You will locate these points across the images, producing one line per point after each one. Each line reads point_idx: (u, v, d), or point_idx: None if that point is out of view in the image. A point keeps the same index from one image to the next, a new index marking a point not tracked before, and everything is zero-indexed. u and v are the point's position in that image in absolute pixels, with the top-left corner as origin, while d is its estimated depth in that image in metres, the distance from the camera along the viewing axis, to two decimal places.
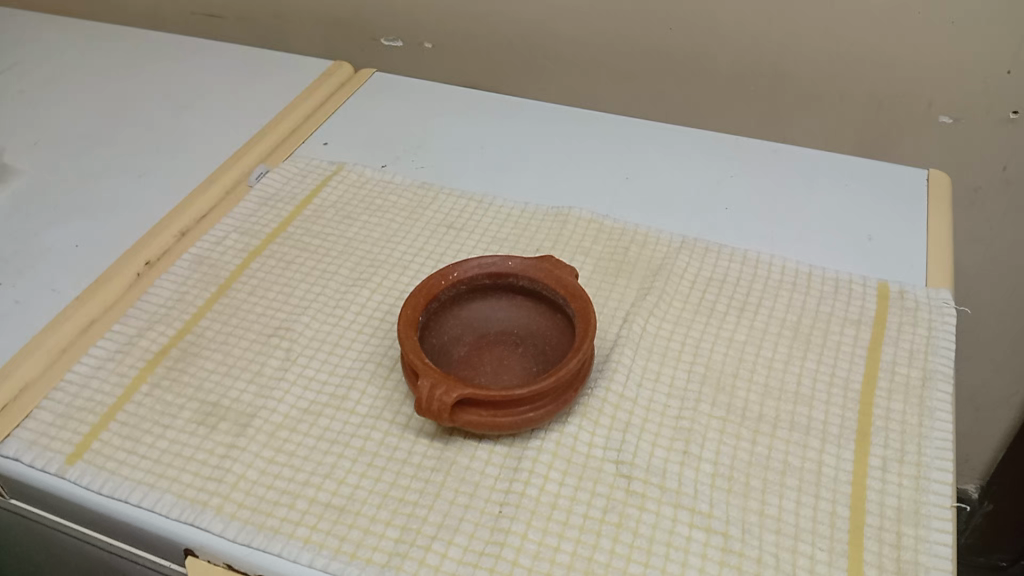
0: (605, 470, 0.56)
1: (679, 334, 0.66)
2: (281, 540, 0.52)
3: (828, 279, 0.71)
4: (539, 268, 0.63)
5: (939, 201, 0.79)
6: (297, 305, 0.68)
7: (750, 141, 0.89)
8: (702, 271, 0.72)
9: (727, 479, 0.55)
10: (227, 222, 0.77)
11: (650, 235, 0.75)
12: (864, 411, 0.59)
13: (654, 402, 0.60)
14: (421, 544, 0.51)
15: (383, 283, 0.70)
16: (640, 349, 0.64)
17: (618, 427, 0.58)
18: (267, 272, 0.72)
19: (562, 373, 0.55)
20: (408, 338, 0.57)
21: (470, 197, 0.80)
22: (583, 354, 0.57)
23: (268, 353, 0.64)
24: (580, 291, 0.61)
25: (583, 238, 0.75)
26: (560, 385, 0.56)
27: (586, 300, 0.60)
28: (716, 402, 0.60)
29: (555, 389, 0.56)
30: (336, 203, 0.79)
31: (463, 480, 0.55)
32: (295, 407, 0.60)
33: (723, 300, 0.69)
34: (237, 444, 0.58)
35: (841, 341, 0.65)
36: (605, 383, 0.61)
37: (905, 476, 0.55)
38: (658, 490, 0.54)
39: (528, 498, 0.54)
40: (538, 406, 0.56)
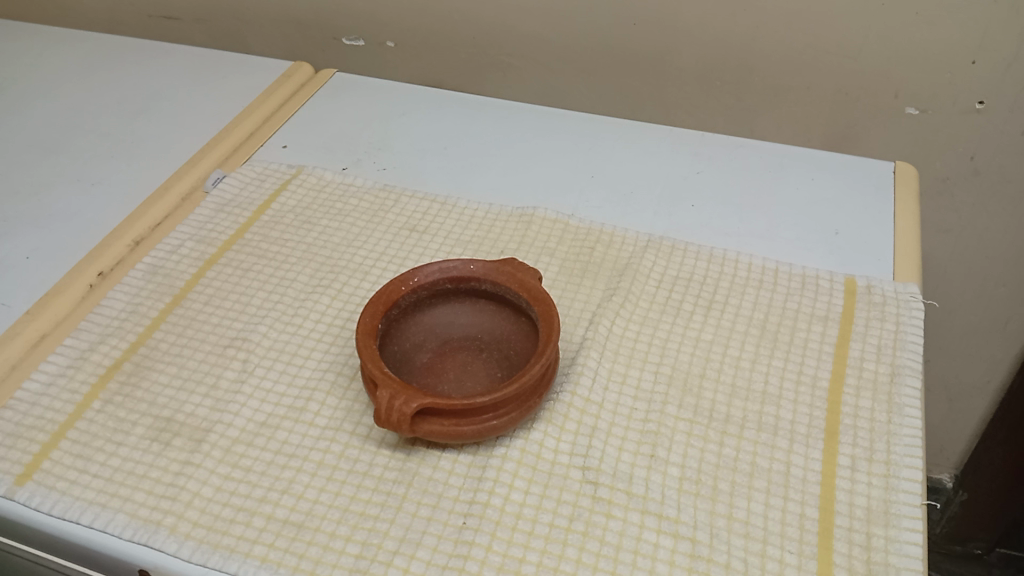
0: (571, 477, 0.54)
1: (646, 334, 0.65)
2: (236, 559, 0.50)
3: (795, 275, 0.70)
4: (501, 271, 0.61)
5: (906, 194, 0.78)
6: (255, 315, 0.67)
7: (716, 137, 0.88)
8: (669, 269, 0.71)
9: (694, 483, 0.54)
10: (183, 229, 0.75)
11: (616, 235, 0.74)
12: (832, 409, 0.59)
13: (620, 406, 0.59)
14: (383, 559, 0.50)
15: (344, 289, 0.69)
16: (606, 350, 0.63)
17: (584, 432, 0.57)
18: (223, 280, 0.70)
19: (526, 380, 0.54)
20: (366, 347, 0.55)
21: (434, 198, 0.78)
22: (547, 359, 0.55)
23: (224, 365, 0.63)
24: (543, 294, 0.59)
25: (549, 239, 0.74)
26: (524, 392, 0.55)
27: (551, 304, 0.59)
28: (683, 404, 0.59)
29: (518, 396, 0.55)
30: (296, 207, 0.77)
31: (426, 491, 0.54)
32: (252, 421, 0.59)
33: (689, 299, 0.68)
34: (192, 460, 0.56)
35: (808, 338, 0.64)
36: (570, 387, 0.60)
37: (874, 475, 0.54)
38: (625, 496, 0.53)
39: (492, 508, 0.52)
40: (501, 414, 0.54)
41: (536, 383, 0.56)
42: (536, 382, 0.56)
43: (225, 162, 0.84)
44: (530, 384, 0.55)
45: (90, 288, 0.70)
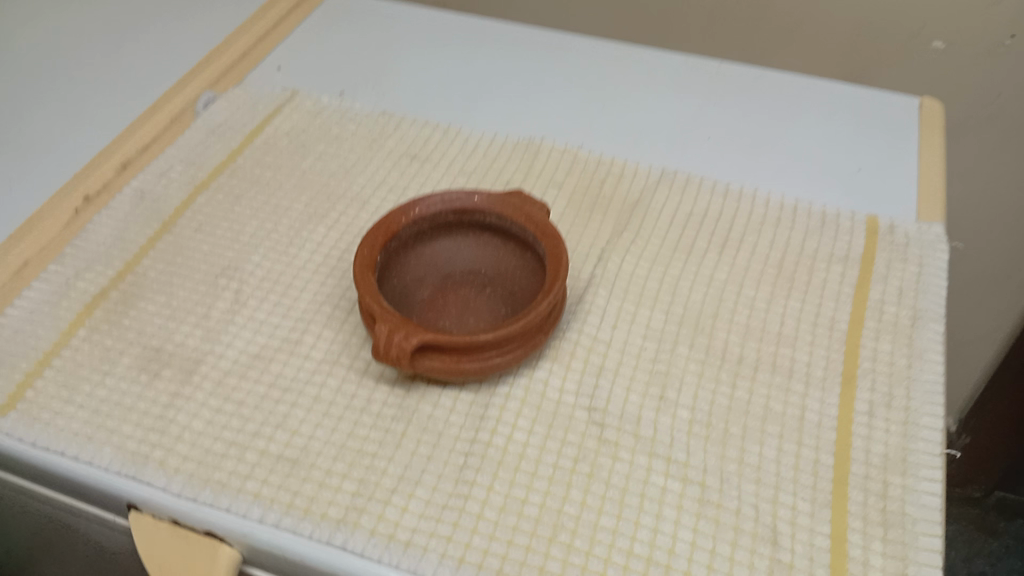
0: (576, 417, 0.52)
1: (657, 272, 0.62)
2: (228, 495, 0.48)
3: (814, 213, 0.67)
4: (507, 204, 0.58)
5: (931, 131, 0.75)
6: (248, 244, 0.63)
7: (733, 68, 0.84)
8: (682, 206, 0.68)
9: (704, 426, 0.52)
10: (172, 154, 0.72)
11: (627, 169, 0.71)
12: (850, 352, 0.56)
13: (629, 345, 0.57)
14: (380, 498, 0.48)
15: (341, 219, 0.65)
16: (615, 289, 0.60)
17: (591, 371, 0.55)
18: (215, 208, 0.67)
19: (532, 319, 0.51)
20: (365, 280, 0.52)
21: (436, 126, 0.75)
22: (554, 297, 0.52)
23: (216, 295, 0.60)
24: (552, 229, 0.56)
25: (557, 172, 0.70)
26: (529, 331, 0.52)
27: (560, 239, 0.56)
28: (695, 345, 0.57)
29: (524, 335, 0.52)
30: (291, 132, 0.74)
31: (426, 429, 0.51)
32: (245, 354, 0.56)
33: (703, 236, 0.65)
34: (181, 393, 0.54)
35: (826, 279, 0.62)
36: (577, 326, 0.57)
37: (892, 422, 0.52)
38: (633, 438, 0.51)
39: (494, 447, 0.50)
40: (505, 353, 0.52)
41: (543, 321, 0.53)
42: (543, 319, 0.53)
43: (217, 83, 0.79)
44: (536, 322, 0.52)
45: (76, 213, 0.67)
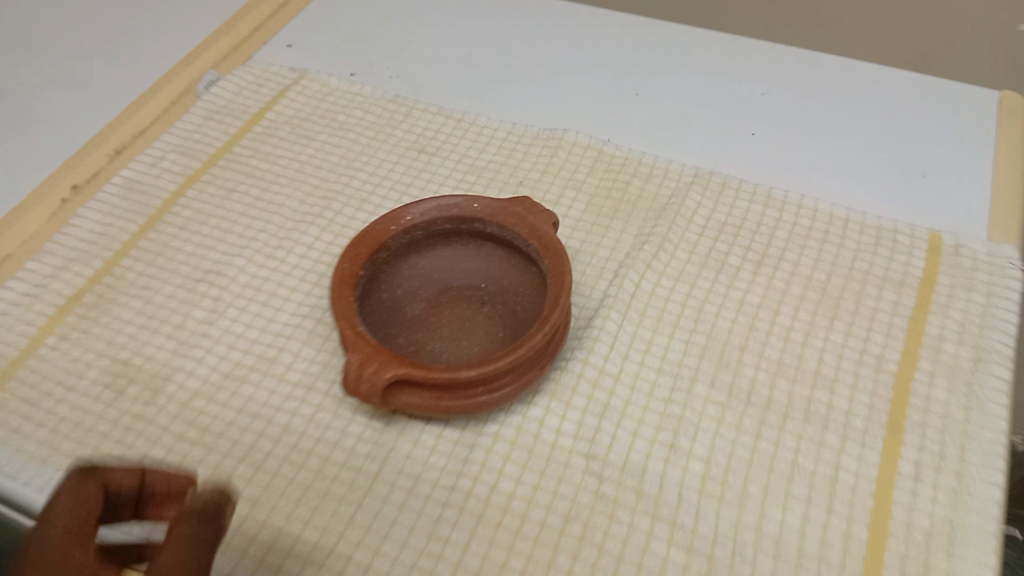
0: (572, 466, 0.46)
1: (680, 293, 0.55)
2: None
3: (868, 227, 0.58)
4: (509, 213, 0.51)
5: (1014, 131, 0.65)
6: (234, 244, 0.59)
7: (789, 51, 0.75)
8: (715, 214, 0.60)
9: (718, 484, 0.45)
10: (167, 140, 0.67)
11: (657, 169, 0.63)
12: (898, 399, 0.48)
13: (640, 381, 0.50)
14: (343, 551, 0.43)
15: (335, 219, 0.60)
16: (630, 312, 0.53)
17: (593, 411, 0.48)
18: (206, 201, 0.62)
19: (523, 352, 0.45)
20: (341, 299, 0.47)
21: (450, 113, 0.68)
22: (552, 326, 0.46)
23: (194, 303, 0.55)
24: (557, 244, 0.49)
25: (577, 170, 0.63)
26: (520, 365, 0.46)
27: (564, 257, 0.48)
28: (716, 383, 0.50)
29: (514, 369, 0.46)
30: (293, 118, 0.68)
31: (402, 472, 0.46)
32: (217, 371, 0.51)
33: (737, 251, 0.57)
34: (145, 415, 0.50)
35: (877, 307, 0.53)
36: (583, 355, 0.51)
37: (942, 488, 0.45)
38: (634, 495, 0.45)
39: (476, 498, 0.45)
40: (493, 389, 0.46)
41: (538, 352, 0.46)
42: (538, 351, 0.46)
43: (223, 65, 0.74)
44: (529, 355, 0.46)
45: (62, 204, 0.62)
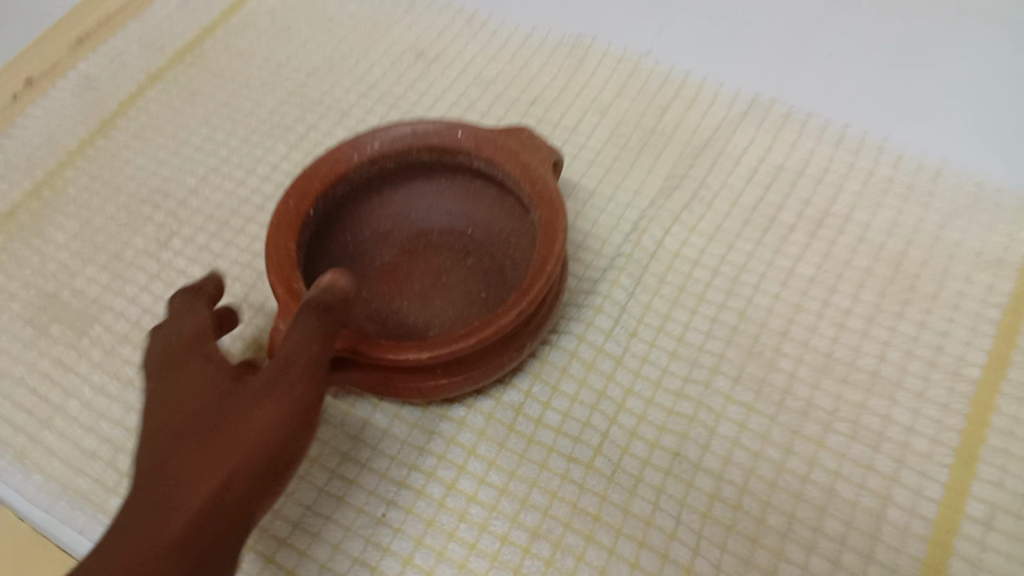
0: (549, 469, 0.37)
1: (711, 256, 0.44)
2: (86, 512, 0.38)
3: (962, 186, 0.46)
4: (500, 148, 0.40)
5: None
6: (189, 160, 0.50)
7: None
8: (769, 154, 0.48)
9: (730, 509, 0.36)
10: (133, 30, 0.57)
11: (703, 94, 0.52)
12: (975, 417, 0.38)
13: (647, 366, 0.40)
14: (261, 553, 0.36)
15: (309, 136, 0.51)
16: (647, 276, 0.43)
17: (584, 401, 0.39)
18: (167, 106, 0.53)
19: (492, 335, 0.35)
20: (277, 248, 0.38)
21: (459, 10, 0.57)
22: (532, 302, 0.36)
23: (134, 228, 0.47)
24: (554, 192, 0.39)
25: (604, 91, 0.52)
26: (491, 348, 0.37)
27: (560, 210, 0.38)
28: (742, 376, 0.40)
29: (483, 351, 0.36)
30: (277, 10, 0.58)
31: (345, 458, 0.38)
32: (149, 314, 0.44)
33: (791, 206, 0.46)
34: (64, 361, 0.43)
35: (963, 291, 0.42)
36: (580, 328, 0.42)
37: (1019, 541, 0.35)
38: (621, 514, 0.36)
39: (426, 500, 0.37)
40: (457, 374, 0.37)
41: (514, 332, 0.37)
42: (515, 330, 0.37)
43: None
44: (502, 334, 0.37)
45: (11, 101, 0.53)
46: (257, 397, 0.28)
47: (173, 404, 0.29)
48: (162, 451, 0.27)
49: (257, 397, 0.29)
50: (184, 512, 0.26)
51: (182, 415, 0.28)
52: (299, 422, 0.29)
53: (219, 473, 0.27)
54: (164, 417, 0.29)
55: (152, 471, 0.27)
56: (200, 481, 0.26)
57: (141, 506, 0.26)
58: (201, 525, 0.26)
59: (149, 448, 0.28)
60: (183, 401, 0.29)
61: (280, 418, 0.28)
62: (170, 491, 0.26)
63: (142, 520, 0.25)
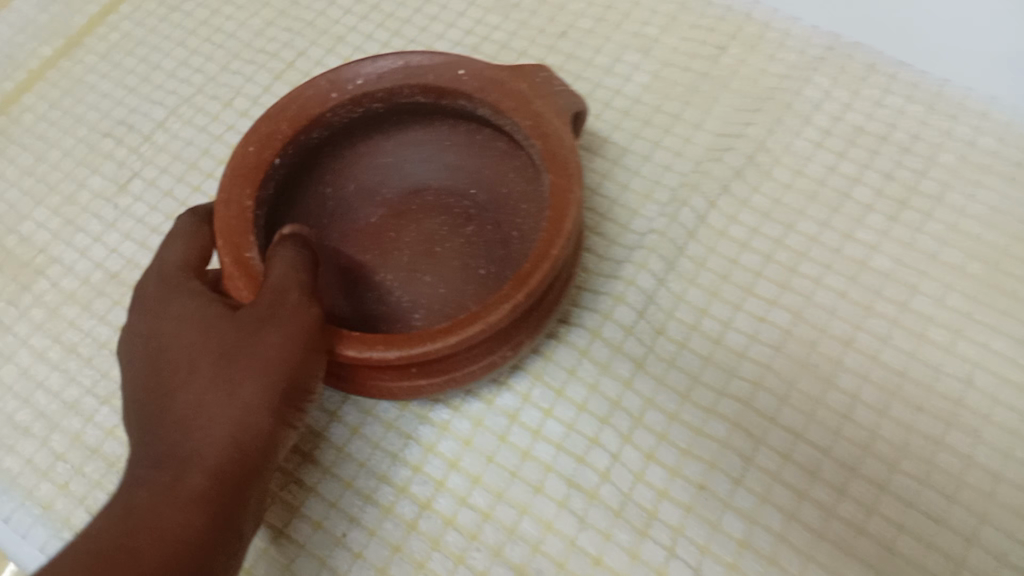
0: (542, 494, 0.32)
1: (764, 237, 0.37)
2: (12, 499, 0.33)
3: None
4: (510, 94, 0.32)
5: None
6: (161, 88, 0.43)
7: None
8: (846, 113, 0.40)
9: (761, 562, 0.30)
10: None
11: (771, 33, 0.43)
12: None
13: (674, 372, 0.34)
14: None
15: (298, 65, 0.44)
16: (683, 260, 0.36)
17: (593, 412, 0.33)
18: (140, 22, 0.46)
19: (479, 338, 0.28)
20: (228, 206, 0.30)
21: None
22: (531, 297, 0.28)
23: (92, 166, 0.41)
24: (571, 155, 0.31)
25: (649, 24, 0.44)
26: (479, 348, 0.29)
27: (577, 181, 0.30)
28: (789, 393, 0.33)
29: (469, 352, 0.29)
30: None
31: (309, 459, 0.33)
32: (102, 269, 0.38)
33: (869, 180, 0.38)
34: (1, 321, 0.37)
35: None
36: (597, 321, 0.35)
37: None
38: (626, 560, 0.30)
39: (394, 520, 0.32)
40: (439, 375, 0.30)
41: (510, 329, 0.30)
42: (511, 327, 0.30)
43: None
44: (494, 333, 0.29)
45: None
46: (259, 321, 0.26)
47: (170, 339, 0.26)
48: (167, 389, 0.25)
49: (257, 317, 0.26)
50: (206, 460, 0.24)
51: (177, 352, 0.26)
52: (300, 350, 0.26)
53: (239, 389, 0.25)
54: (160, 355, 0.26)
55: (153, 420, 0.25)
56: (215, 423, 0.24)
57: (157, 454, 0.24)
58: (221, 478, 0.24)
59: (151, 392, 0.26)
60: (180, 336, 0.26)
61: (283, 343, 0.26)
62: (179, 433, 0.24)
63: (157, 472, 0.24)
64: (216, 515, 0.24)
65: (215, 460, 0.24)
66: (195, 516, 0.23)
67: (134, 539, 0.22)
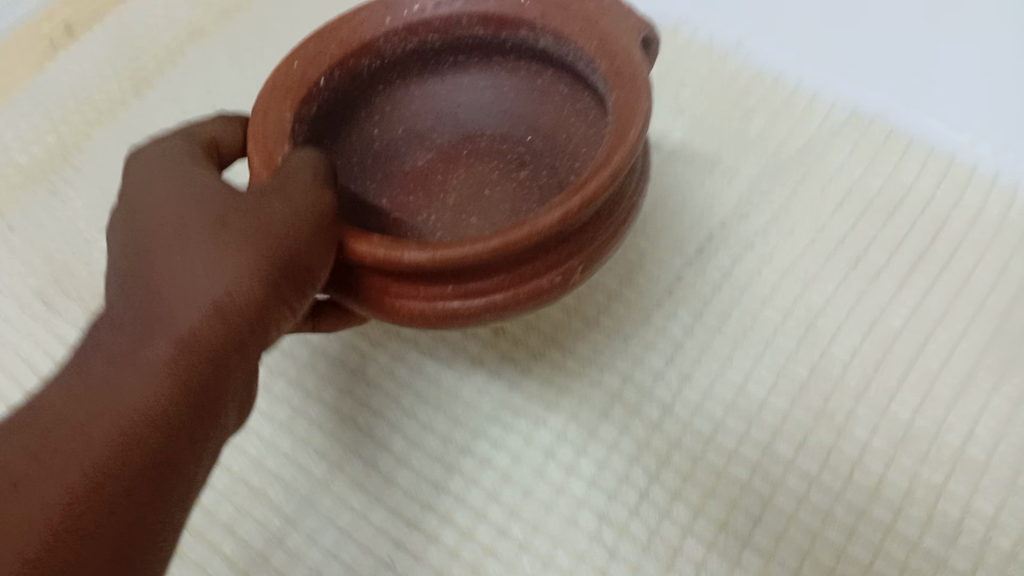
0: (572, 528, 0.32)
1: (802, 295, 0.37)
2: None
3: None
4: (578, 19, 0.31)
5: None
6: None
7: None
8: (888, 182, 0.40)
9: None
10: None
11: (816, 102, 0.43)
12: None
13: (706, 422, 0.34)
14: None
15: None
16: (720, 313, 0.37)
17: (627, 450, 0.33)
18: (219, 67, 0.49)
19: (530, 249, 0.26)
20: (268, 116, 0.29)
21: None
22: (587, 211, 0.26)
23: None
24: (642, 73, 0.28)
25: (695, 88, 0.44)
26: (523, 267, 0.27)
27: (643, 94, 0.28)
28: (819, 450, 0.33)
29: (513, 268, 0.27)
30: None
31: (349, 484, 0.34)
32: None
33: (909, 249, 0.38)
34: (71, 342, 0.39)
35: None
36: (631, 368, 0.35)
37: None
38: None
39: (425, 545, 0.32)
40: (476, 294, 0.28)
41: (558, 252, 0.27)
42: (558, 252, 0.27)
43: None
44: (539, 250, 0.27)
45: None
46: (259, 196, 0.25)
47: (160, 198, 0.25)
48: (149, 247, 0.24)
49: (258, 194, 0.25)
50: (179, 326, 0.23)
51: (165, 213, 0.25)
52: (303, 230, 0.25)
53: (226, 254, 0.24)
54: (148, 210, 0.25)
55: (130, 280, 0.24)
56: (193, 287, 0.23)
57: (127, 316, 0.23)
58: (195, 345, 0.23)
59: (132, 246, 0.24)
60: (170, 195, 0.25)
61: (283, 220, 0.25)
62: (156, 298, 0.23)
63: (123, 341, 0.23)
64: (187, 389, 0.23)
65: (188, 327, 0.23)
66: (164, 385, 0.22)
67: (90, 415, 0.22)
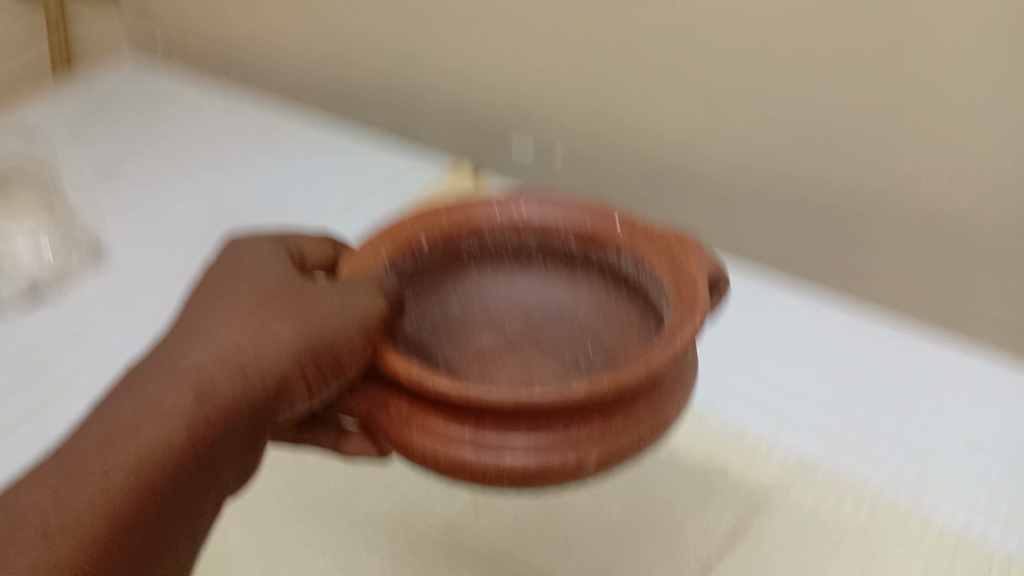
0: None
1: None
2: None
3: None
4: (660, 246, 0.35)
5: None
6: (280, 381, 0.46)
7: None
8: None
9: None
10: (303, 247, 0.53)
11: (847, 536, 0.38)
12: None
13: None
14: None
15: None
16: None
17: None
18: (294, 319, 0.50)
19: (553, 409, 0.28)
20: (369, 249, 0.35)
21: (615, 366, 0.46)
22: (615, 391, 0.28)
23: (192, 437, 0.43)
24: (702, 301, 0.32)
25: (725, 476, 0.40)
26: (541, 435, 0.29)
27: (699, 318, 0.31)
28: None
29: (532, 434, 0.29)
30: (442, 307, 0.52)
31: None
32: None
33: None
34: None
35: None
36: None
37: None
38: None
39: None
40: (489, 451, 0.29)
41: (579, 432, 0.29)
42: (579, 432, 0.29)
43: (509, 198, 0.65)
44: (561, 421, 0.29)
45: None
46: (311, 289, 0.30)
47: (232, 273, 0.31)
48: (204, 305, 0.29)
49: (315, 287, 0.30)
50: (204, 375, 0.27)
51: (230, 283, 0.30)
52: (346, 328, 0.29)
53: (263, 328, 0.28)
54: (217, 280, 0.30)
55: (180, 326, 0.29)
56: (226, 346, 0.28)
57: (166, 354, 0.28)
58: (212, 394, 0.27)
59: (195, 303, 0.30)
60: (239, 272, 0.31)
61: (327, 314, 0.29)
62: (192, 343, 0.28)
63: (154, 376, 0.27)
64: (194, 432, 0.27)
65: (211, 379, 0.27)
66: (176, 423, 0.27)
67: (106, 433, 0.26)
